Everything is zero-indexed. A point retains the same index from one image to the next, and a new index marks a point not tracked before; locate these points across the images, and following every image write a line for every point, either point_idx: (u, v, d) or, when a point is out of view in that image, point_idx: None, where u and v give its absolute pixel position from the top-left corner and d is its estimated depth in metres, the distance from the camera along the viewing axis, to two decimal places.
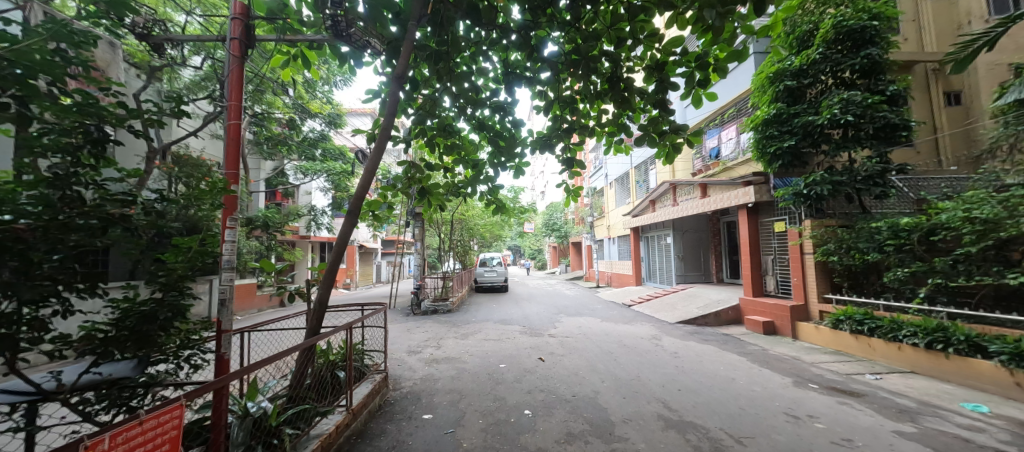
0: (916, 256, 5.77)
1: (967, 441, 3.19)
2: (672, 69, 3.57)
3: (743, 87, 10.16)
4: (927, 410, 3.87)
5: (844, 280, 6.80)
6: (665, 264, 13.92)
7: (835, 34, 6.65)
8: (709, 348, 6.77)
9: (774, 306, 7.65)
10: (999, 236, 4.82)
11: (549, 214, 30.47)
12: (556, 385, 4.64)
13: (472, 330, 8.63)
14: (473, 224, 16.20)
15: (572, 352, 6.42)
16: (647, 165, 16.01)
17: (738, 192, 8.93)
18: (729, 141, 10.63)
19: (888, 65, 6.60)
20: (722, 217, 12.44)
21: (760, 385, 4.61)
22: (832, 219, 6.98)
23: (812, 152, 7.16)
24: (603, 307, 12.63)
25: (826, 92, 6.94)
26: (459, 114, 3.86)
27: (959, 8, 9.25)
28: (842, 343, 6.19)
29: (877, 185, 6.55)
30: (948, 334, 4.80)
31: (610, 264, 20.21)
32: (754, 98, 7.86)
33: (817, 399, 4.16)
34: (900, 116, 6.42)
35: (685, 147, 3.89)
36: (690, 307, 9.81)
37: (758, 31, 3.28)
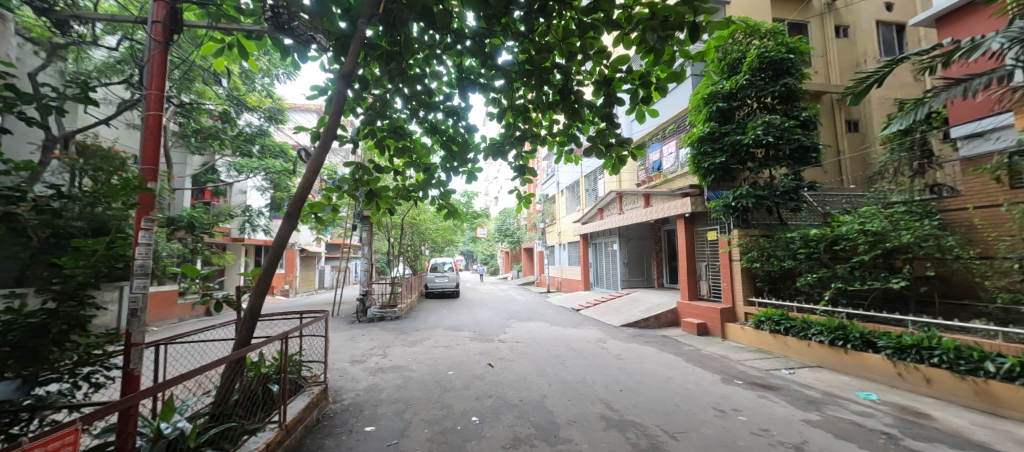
0: (822, 263, 6.52)
1: (860, 425, 3.63)
2: (618, 85, 3.75)
3: (682, 105, 10.93)
4: (830, 399, 4.37)
5: (766, 284, 7.52)
6: (612, 270, 14.50)
7: (759, 63, 7.41)
8: (649, 349, 7.15)
9: (707, 309, 8.24)
10: (887, 247, 5.60)
11: (502, 220, 30.64)
12: (504, 390, 4.65)
13: (421, 337, 8.42)
14: (424, 228, 15.89)
15: (521, 357, 6.47)
16: (596, 174, 16.68)
17: (677, 203, 9.58)
18: (670, 155, 11.40)
19: (801, 94, 7.45)
20: (663, 226, 13.21)
21: (693, 383, 4.95)
22: (756, 229, 7.69)
23: (740, 168, 7.86)
24: (553, 312, 12.89)
25: (752, 115, 7.67)
26: (411, 116, 3.79)
27: (857, 49, 10.69)
28: (763, 342, 6.81)
29: (793, 199, 7.35)
30: (847, 332, 5.45)
31: (561, 270, 20.70)
32: (691, 116, 8.50)
33: (742, 394, 4.54)
34: (810, 140, 7.25)
35: (630, 159, 4.10)
36: (634, 311, 10.29)
37: (692, 57, 3.57)
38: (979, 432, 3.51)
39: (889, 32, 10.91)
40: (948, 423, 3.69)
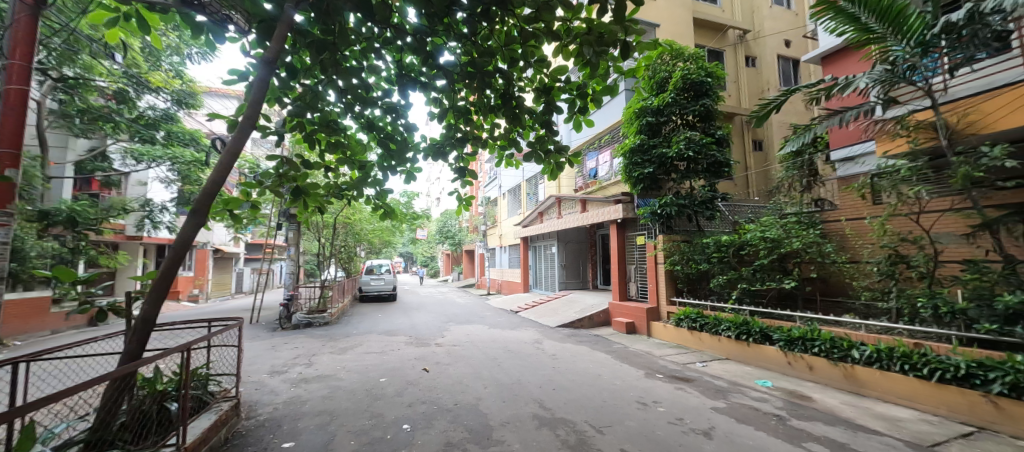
0: (731, 266, 7.29)
1: (756, 410, 4.11)
2: (557, 94, 3.88)
3: (616, 117, 11.62)
4: (734, 388, 4.89)
5: (685, 285, 8.23)
6: (550, 272, 14.90)
7: (683, 84, 8.12)
8: (583, 349, 7.46)
9: (635, 308, 8.80)
10: (781, 252, 6.43)
11: (443, 221, 30.15)
12: (439, 395, 4.57)
13: (352, 343, 7.99)
14: (360, 229, 15.11)
15: (457, 361, 6.39)
16: (537, 179, 17.08)
17: (610, 209, 10.16)
18: (605, 164, 12.05)
19: (716, 114, 8.30)
20: (598, 230, 13.88)
21: (621, 379, 5.26)
22: (678, 235, 8.38)
23: (665, 179, 8.53)
24: (492, 314, 12.92)
25: (676, 130, 8.37)
26: (346, 110, 3.58)
27: (762, 77, 12.17)
28: (682, 338, 7.43)
29: (708, 208, 8.16)
30: (750, 328, 6.13)
31: (501, 272, 20.85)
32: (624, 128, 9.04)
33: (662, 387, 4.91)
34: (723, 156, 8.09)
35: (567, 166, 4.25)
36: (569, 312, 10.66)
37: (623, 74, 3.82)
38: (847, 409, 4.14)
39: (787, 65, 12.59)
40: (824, 404, 4.31)
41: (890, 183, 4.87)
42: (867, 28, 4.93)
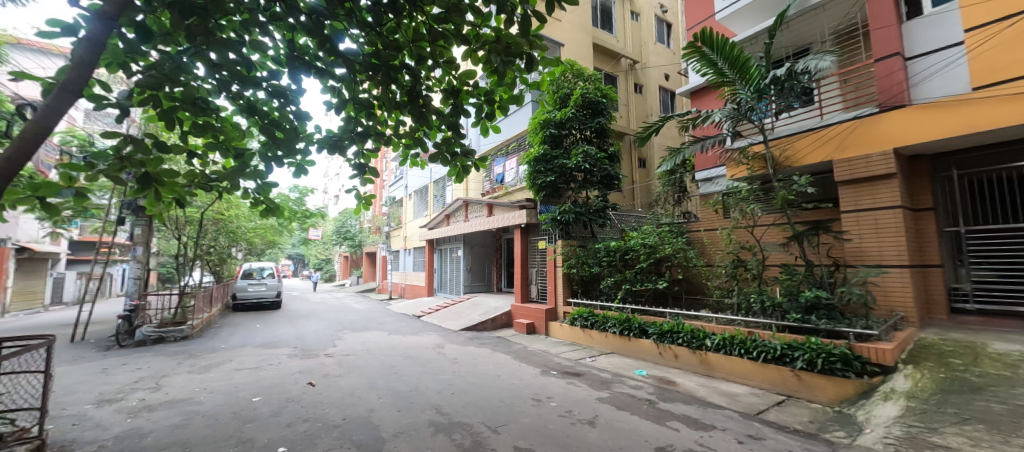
0: (618, 269, 8.11)
1: (632, 397, 4.62)
2: (465, 98, 3.88)
3: (522, 127, 12.11)
4: (616, 378, 5.44)
5: (579, 287, 8.89)
6: (455, 276, 14.79)
7: (582, 101, 8.80)
8: (484, 351, 7.53)
9: (535, 309, 9.19)
10: (656, 256, 7.38)
11: (341, 221, 27.86)
12: (325, 411, 4.19)
13: (219, 360, 6.87)
14: (236, 228, 13.14)
15: (350, 371, 5.93)
16: (444, 181, 16.88)
17: (515, 214, 10.49)
18: (511, 170, 12.48)
19: (610, 132, 9.17)
20: (503, 234, 14.20)
21: (518, 378, 5.44)
22: (575, 240, 9.05)
23: (565, 188, 9.14)
24: (392, 320, 12.31)
25: (575, 143, 9.04)
26: (220, 89, 3.06)
27: (647, 104, 13.89)
28: (575, 336, 8.01)
29: (601, 217, 8.97)
30: (631, 324, 6.87)
31: (405, 275, 20.00)
32: (529, 137, 9.47)
33: (555, 383, 5.22)
34: (614, 170, 8.97)
35: (473, 169, 4.24)
36: (473, 315, 10.70)
37: (528, 86, 4.00)
38: (700, 390, 4.90)
39: (665, 96, 14.61)
40: (685, 386, 5.04)
41: (735, 201, 5.94)
42: (722, 72, 5.95)
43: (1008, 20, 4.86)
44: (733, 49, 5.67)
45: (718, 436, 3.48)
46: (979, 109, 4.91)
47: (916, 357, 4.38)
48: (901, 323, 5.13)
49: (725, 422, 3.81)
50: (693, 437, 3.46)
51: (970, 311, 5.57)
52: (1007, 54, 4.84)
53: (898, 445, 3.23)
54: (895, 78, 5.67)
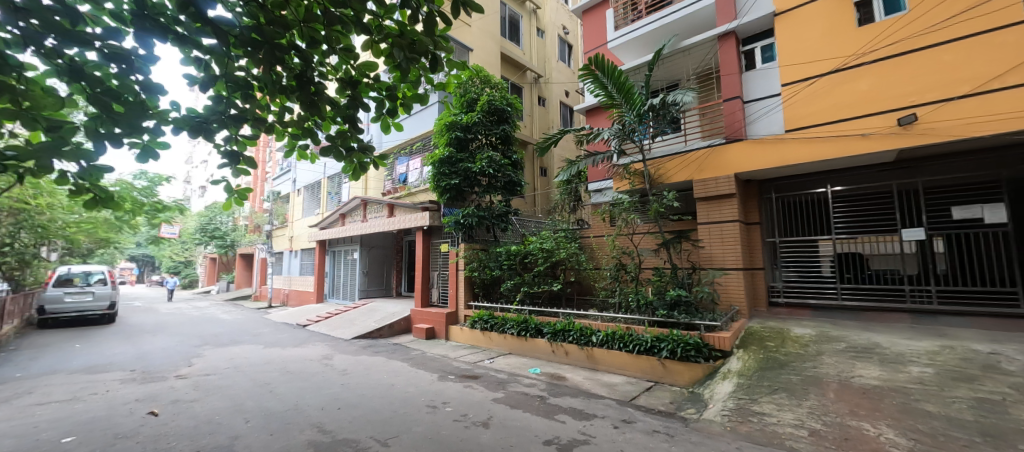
0: (517, 272, 8.39)
1: (525, 394, 4.83)
2: (364, 91, 3.63)
3: (427, 127, 11.83)
4: (512, 378, 5.62)
5: (480, 290, 8.98)
6: (349, 280, 13.72)
7: (488, 108, 8.94)
8: (378, 359, 7.11)
9: (435, 314, 9.01)
10: (552, 259, 7.84)
11: (206, 217, 23.73)
12: (171, 445, 3.49)
13: (12, 393, 5.26)
14: (50, 222, 10.28)
15: (209, 394, 5.05)
16: (340, 178, 15.59)
17: (417, 216, 10.16)
18: (415, 170, 12.07)
19: (514, 140, 9.48)
20: (404, 236, 13.65)
21: (413, 386, 5.26)
22: (478, 243, 9.13)
23: (469, 191, 9.14)
24: (269, 331, 10.85)
25: (481, 148, 9.16)
26: (28, 41, 2.36)
27: (549, 116, 14.79)
28: (475, 339, 8.07)
29: (503, 221, 9.20)
30: (529, 325, 7.17)
31: (288, 280, 17.86)
32: (434, 138, 9.29)
33: (452, 387, 5.17)
34: (517, 177, 9.28)
35: (371, 167, 3.95)
36: (368, 322, 10.02)
37: (433, 87, 3.92)
38: (586, 382, 5.34)
39: (565, 111, 15.76)
40: (573, 381, 5.44)
41: (620, 211, 6.65)
42: (612, 95, 6.61)
43: (810, 80, 6.32)
44: (620, 76, 6.39)
45: (598, 423, 3.84)
46: (794, 146, 6.27)
47: (746, 342, 5.43)
48: (737, 315, 6.29)
49: (604, 410, 4.22)
50: (577, 428, 3.75)
51: (781, 304, 7.09)
52: (809, 106, 6.29)
53: (731, 415, 3.94)
54: (737, 116, 6.96)
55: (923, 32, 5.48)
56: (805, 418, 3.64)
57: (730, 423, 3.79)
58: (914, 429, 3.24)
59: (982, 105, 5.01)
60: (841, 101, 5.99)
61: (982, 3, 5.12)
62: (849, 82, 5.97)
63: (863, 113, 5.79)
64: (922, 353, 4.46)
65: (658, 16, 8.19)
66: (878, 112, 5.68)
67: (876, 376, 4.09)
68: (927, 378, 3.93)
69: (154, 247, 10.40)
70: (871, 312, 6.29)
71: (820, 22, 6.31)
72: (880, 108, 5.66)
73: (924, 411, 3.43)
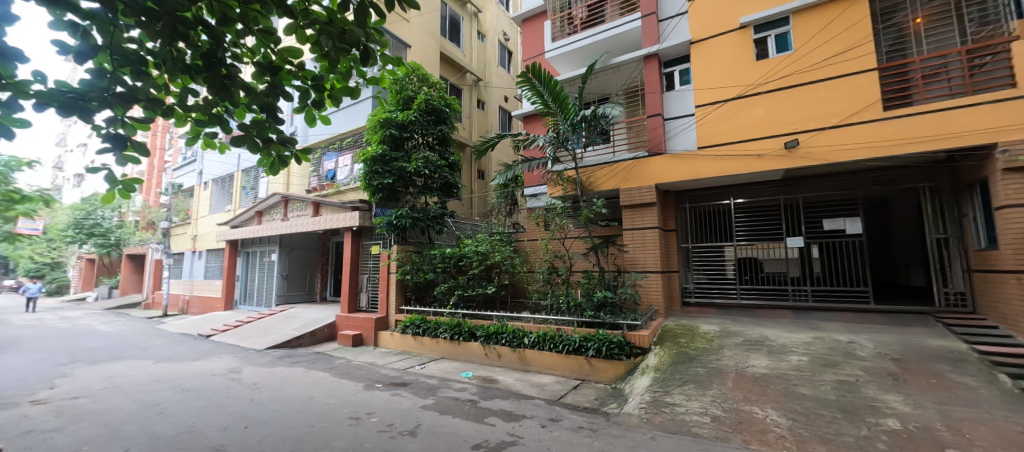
0: (451, 275, 8.26)
1: (456, 399, 4.76)
2: (286, 79, 3.34)
3: (359, 122, 11.23)
4: (443, 383, 5.51)
5: (413, 294, 8.70)
6: (265, 284, 12.51)
7: (424, 107, 8.72)
8: (296, 370, 6.55)
9: (363, 320, 8.55)
10: (486, 262, 7.84)
11: (83, 211, 20.11)
12: None
13: None
14: None
15: (77, 421, 4.26)
16: (257, 172, 14.18)
17: (346, 215, 9.57)
18: (345, 168, 11.40)
19: (452, 141, 9.37)
20: (331, 237, 12.79)
21: (335, 397, 4.93)
22: (411, 246, 8.86)
23: (403, 192, 8.86)
24: (163, 343, 9.47)
25: (417, 148, 8.92)
26: None
27: (487, 120, 14.89)
28: (406, 345, 7.80)
29: (438, 224, 9.02)
30: (462, 328, 7.10)
31: (190, 285, 15.77)
32: (367, 135, 8.85)
33: (379, 396, 4.93)
34: (454, 179, 9.16)
35: (292, 162, 3.59)
36: (285, 330, 9.20)
37: (365, 81, 3.72)
38: (516, 384, 5.42)
39: (504, 115, 15.98)
40: (504, 383, 5.48)
41: (553, 216, 6.89)
42: (547, 104, 6.84)
43: (719, 104, 7.08)
44: (555, 86, 6.63)
45: (527, 424, 3.91)
46: (706, 162, 6.97)
47: (662, 339, 5.90)
48: (656, 315, 6.81)
49: (533, 411, 4.31)
50: (506, 429, 3.78)
51: (692, 304, 7.83)
52: (717, 126, 7.03)
53: (647, 407, 4.25)
54: (658, 131, 7.58)
55: (806, 69, 6.41)
56: (708, 406, 4.05)
57: (646, 414, 4.08)
58: (792, 410, 3.76)
59: (848, 134, 5.99)
60: (744, 124, 6.79)
61: (848, 49, 6.13)
62: (749, 108, 6.79)
63: (760, 136, 6.62)
64: (800, 344, 5.21)
65: (592, 32, 8.64)
66: (771, 135, 6.53)
67: (765, 366, 4.69)
68: (803, 365, 4.59)
69: (8, 246, 8.60)
70: (763, 309, 7.20)
71: (727, 54, 7.12)
72: (773, 132, 6.52)
73: (800, 394, 4.01)
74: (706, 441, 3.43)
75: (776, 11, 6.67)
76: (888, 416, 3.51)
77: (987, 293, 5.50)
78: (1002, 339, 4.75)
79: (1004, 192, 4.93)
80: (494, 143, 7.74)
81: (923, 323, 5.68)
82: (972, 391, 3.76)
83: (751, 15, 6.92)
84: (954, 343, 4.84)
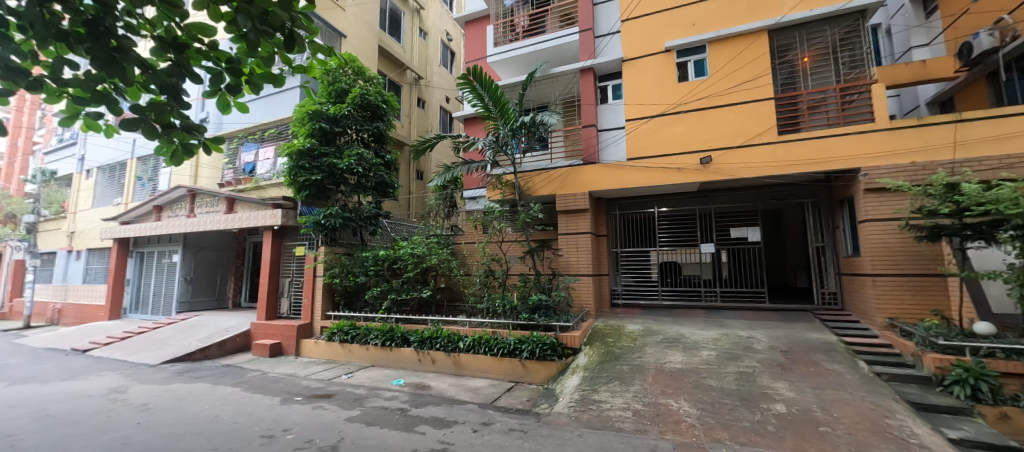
0: (385, 278, 7.90)
1: (385, 409, 4.55)
2: (194, 59, 2.95)
3: (285, 112, 10.35)
4: (371, 393, 5.24)
5: (341, 298, 8.19)
6: (164, 289, 10.97)
7: (359, 102, 8.27)
8: (199, 386, 5.82)
9: (283, 327, 7.86)
10: (422, 265, 7.59)
11: None
12: None
13: None
14: None
15: None
16: (157, 161, 12.43)
17: (265, 213, 8.72)
18: (266, 161, 10.43)
19: (388, 139, 9.02)
20: (248, 237, 11.60)
21: (245, 415, 4.45)
22: (341, 247, 8.36)
23: (333, 190, 8.35)
24: (22, 361, 7.88)
25: (350, 144, 8.45)
26: None
27: (428, 119, 14.59)
28: (332, 353, 7.31)
29: (372, 224, 8.61)
30: (394, 334, 6.81)
31: (62, 291, 13.31)
32: (293, 127, 8.18)
33: (297, 411, 4.54)
34: (390, 178, 8.80)
35: (200, 153, 3.16)
36: (187, 340, 8.14)
37: (292, 69, 3.41)
38: (449, 389, 5.34)
39: (444, 116, 15.78)
40: (437, 389, 5.36)
41: (491, 219, 6.92)
42: (488, 108, 6.87)
43: (645, 119, 7.63)
44: (496, 90, 6.67)
45: (458, 430, 3.85)
46: (633, 173, 7.47)
47: (592, 339, 6.17)
48: (587, 316, 7.13)
49: (465, 416, 4.26)
50: (436, 437, 3.69)
51: (620, 305, 8.32)
52: (644, 140, 7.57)
53: (575, 405, 4.42)
54: (592, 141, 7.96)
55: (719, 94, 7.15)
56: (631, 401, 4.31)
57: (575, 413, 4.24)
58: (701, 401, 4.15)
59: (752, 154, 6.77)
60: (666, 140, 7.40)
61: (752, 79, 6.96)
62: (671, 125, 7.41)
63: (680, 151, 7.24)
64: (710, 340, 5.76)
65: (533, 41, 8.85)
66: (689, 151, 7.18)
67: (680, 361, 5.12)
68: (711, 359, 5.09)
69: None
70: (680, 309, 7.87)
71: (653, 74, 7.71)
72: (691, 149, 7.17)
73: (708, 385, 4.43)
74: (628, 434, 3.65)
75: (695, 39, 7.37)
76: (776, 401, 4.01)
77: (852, 293, 6.52)
78: (861, 332, 5.68)
79: (866, 208, 5.91)
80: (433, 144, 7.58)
81: (806, 319, 6.60)
82: (839, 376, 4.43)
83: (675, 40, 7.57)
84: (828, 336, 5.68)
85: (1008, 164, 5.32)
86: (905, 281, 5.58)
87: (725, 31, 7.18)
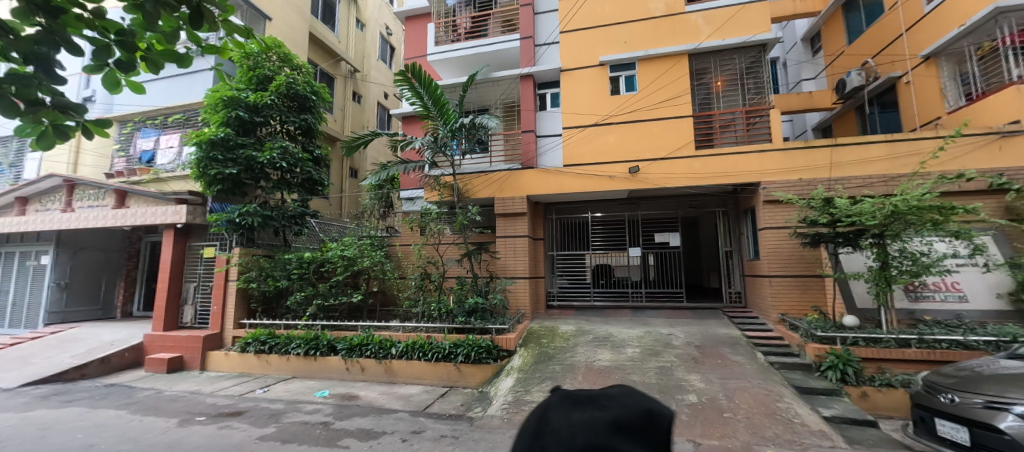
0: (310, 283, 7.32)
1: (304, 424, 4.21)
2: (72, 26, 2.49)
3: (194, 97, 9.21)
4: (290, 407, 4.82)
5: (258, 305, 7.44)
6: (28, 297, 9.17)
7: (285, 91, 7.59)
8: (71, 411, 4.93)
9: (186, 339, 6.96)
10: (353, 268, 7.16)
11: None
12: None
13: None
14: None
15: None
16: (23, 144, 10.37)
17: (167, 209, 7.68)
18: (169, 150, 9.19)
19: (318, 133, 8.41)
20: (145, 236, 10.13)
21: (131, 441, 3.86)
22: (260, 248, 7.63)
23: (251, 185, 7.59)
24: None
25: (272, 136, 7.76)
26: None
27: (364, 115, 13.92)
28: (246, 365, 6.63)
29: (297, 224, 7.95)
30: (319, 342, 6.34)
31: None
32: (204, 114, 7.32)
33: (198, 433, 4.03)
34: (318, 175, 8.18)
35: (78, 137, 2.66)
36: (59, 358, 6.87)
37: (202, 48, 3.03)
38: (380, 398, 5.10)
39: (381, 112, 15.17)
40: (365, 399, 5.09)
41: (428, 221, 6.75)
42: (427, 107, 6.71)
43: (580, 128, 7.98)
44: (434, 90, 6.52)
45: (386, 440, 3.69)
46: (568, 179, 7.75)
47: (527, 341, 6.27)
48: (523, 318, 7.24)
49: (394, 426, 4.08)
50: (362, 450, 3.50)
51: (555, 306, 8.58)
52: (580, 148, 7.91)
53: (508, 407, 4.45)
54: (531, 147, 8.12)
55: (646, 108, 7.70)
56: None
57: (507, 414, 4.27)
58: None
59: (673, 166, 7.37)
60: (598, 149, 7.80)
61: (674, 97, 7.59)
62: (603, 135, 7.82)
63: (610, 160, 7.68)
64: (635, 338, 6.15)
65: (475, 44, 8.84)
66: (618, 160, 7.64)
67: (608, 359, 5.40)
68: (635, 356, 5.43)
69: None
70: (609, 309, 8.30)
71: (588, 85, 8.09)
72: (620, 158, 7.63)
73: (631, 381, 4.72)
74: None
75: (626, 56, 7.86)
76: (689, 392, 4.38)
77: (753, 292, 7.36)
78: (760, 326, 6.42)
79: (765, 217, 6.70)
80: (367, 141, 7.21)
81: (716, 316, 7.31)
82: (741, 367, 4.98)
83: (608, 56, 8.02)
84: (734, 331, 6.35)
85: (869, 183, 6.41)
86: (794, 281, 6.43)
87: (652, 51, 7.75)
